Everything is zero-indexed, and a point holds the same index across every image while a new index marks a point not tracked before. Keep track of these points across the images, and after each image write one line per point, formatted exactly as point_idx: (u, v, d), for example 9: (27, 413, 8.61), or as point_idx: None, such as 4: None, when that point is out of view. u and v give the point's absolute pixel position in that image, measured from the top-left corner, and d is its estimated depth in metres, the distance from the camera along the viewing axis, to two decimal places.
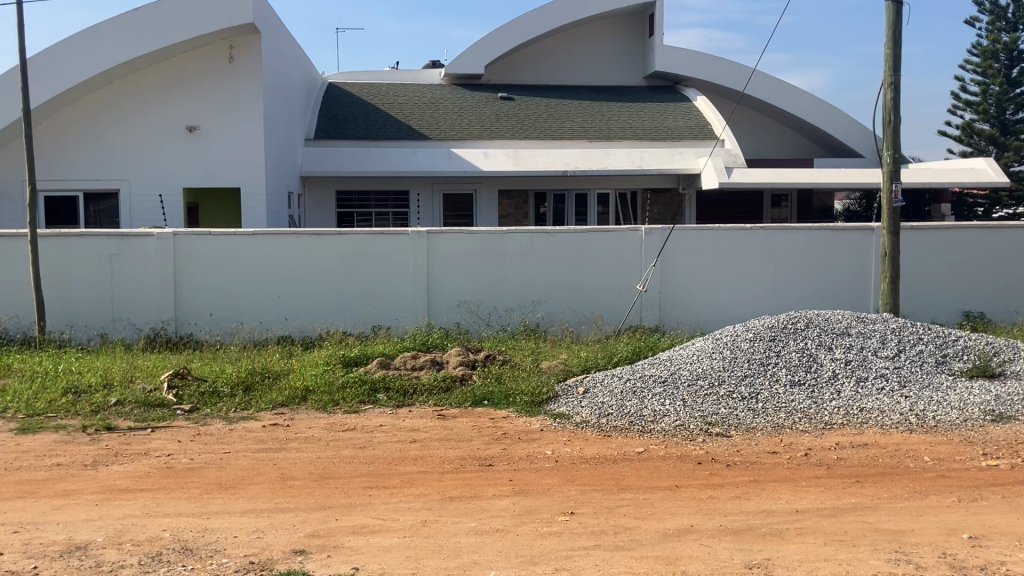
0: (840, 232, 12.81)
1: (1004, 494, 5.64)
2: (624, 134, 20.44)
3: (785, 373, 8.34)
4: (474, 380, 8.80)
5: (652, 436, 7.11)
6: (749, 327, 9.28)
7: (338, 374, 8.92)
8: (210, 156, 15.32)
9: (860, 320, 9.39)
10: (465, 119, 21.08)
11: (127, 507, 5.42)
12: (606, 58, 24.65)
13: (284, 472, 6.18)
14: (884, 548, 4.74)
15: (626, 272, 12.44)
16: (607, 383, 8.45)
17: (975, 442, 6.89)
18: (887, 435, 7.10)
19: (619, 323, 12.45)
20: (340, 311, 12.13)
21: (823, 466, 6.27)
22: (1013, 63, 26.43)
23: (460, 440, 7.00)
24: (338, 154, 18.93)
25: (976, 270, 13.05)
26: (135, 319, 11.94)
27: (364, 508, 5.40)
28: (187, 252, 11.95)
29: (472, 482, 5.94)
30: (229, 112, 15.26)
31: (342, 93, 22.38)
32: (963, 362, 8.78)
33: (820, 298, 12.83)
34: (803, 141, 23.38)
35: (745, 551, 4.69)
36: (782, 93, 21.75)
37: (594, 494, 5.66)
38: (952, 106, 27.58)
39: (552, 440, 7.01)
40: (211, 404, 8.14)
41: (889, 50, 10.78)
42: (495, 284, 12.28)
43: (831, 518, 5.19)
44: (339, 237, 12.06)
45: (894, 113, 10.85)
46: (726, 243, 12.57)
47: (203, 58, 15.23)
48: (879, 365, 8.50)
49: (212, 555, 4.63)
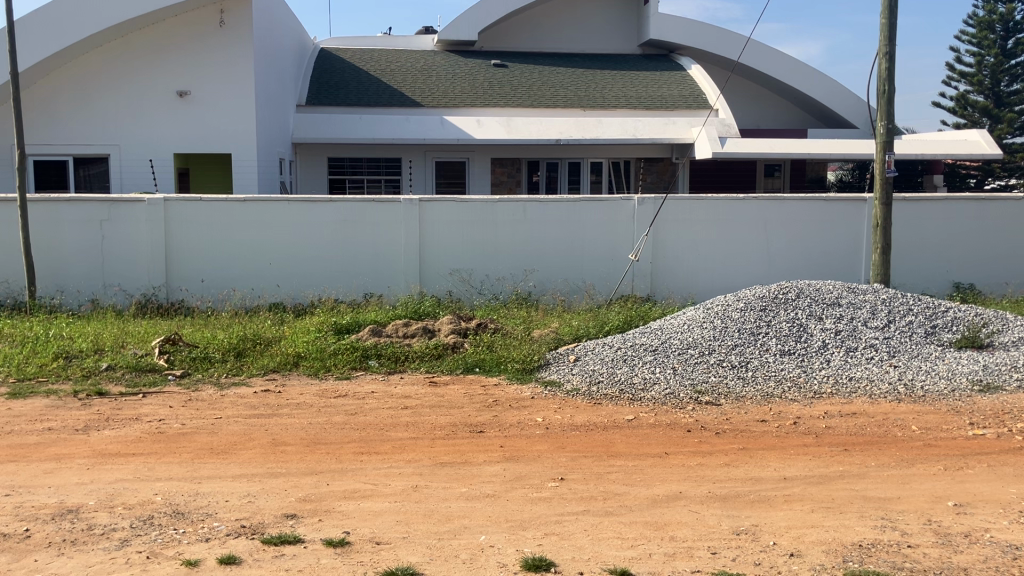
0: (832, 201, 12.81)
1: (990, 463, 5.69)
2: (619, 103, 20.34)
3: (776, 343, 8.37)
4: (466, 348, 8.82)
5: (642, 404, 7.15)
6: (740, 295, 9.31)
7: (329, 342, 8.90)
8: (202, 122, 15.20)
9: (850, 291, 9.41)
10: (459, 86, 20.93)
11: (118, 471, 5.43)
12: (600, 26, 24.50)
13: (276, 438, 6.19)
14: (871, 515, 4.79)
15: (618, 241, 12.42)
16: (598, 351, 8.48)
17: (963, 411, 6.96)
18: (876, 404, 7.16)
19: (611, 292, 12.48)
20: (333, 278, 12.12)
21: (811, 434, 6.32)
22: (1008, 34, 26.36)
23: (451, 407, 7.04)
24: (329, 120, 18.81)
25: (967, 240, 13.08)
26: (126, 286, 11.89)
27: (356, 473, 5.43)
28: (178, 219, 11.89)
29: (463, 448, 5.97)
30: (219, 78, 15.11)
31: (334, 59, 22.13)
32: (952, 332, 8.83)
33: (812, 268, 12.87)
34: (795, 110, 23.30)
35: (732, 517, 4.74)
36: (777, 64, 21.65)
37: (584, 460, 5.70)
38: (947, 78, 27.59)
39: (543, 407, 7.04)
40: (204, 369, 8.17)
41: (883, 20, 10.71)
42: (488, 254, 12.27)
43: (819, 485, 5.24)
44: (332, 205, 12.02)
45: (889, 83, 10.78)
46: (718, 210, 12.56)
47: (192, 22, 15.02)
48: (869, 335, 8.55)
49: (203, 518, 4.66)
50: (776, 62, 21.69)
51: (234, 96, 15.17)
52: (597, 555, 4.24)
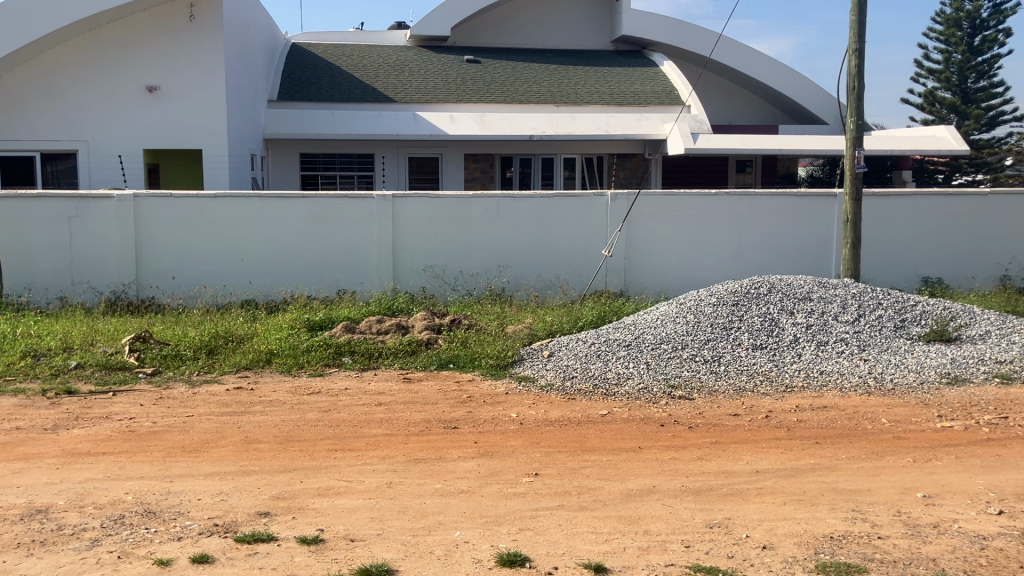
0: (804, 197, 12.90)
1: (958, 455, 5.77)
2: (591, 99, 20.39)
3: (747, 337, 8.43)
4: (440, 344, 8.80)
5: (615, 399, 7.18)
6: (712, 291, 9.36)
7: (302, 338, 8.86)
8: (172, 118, 15.04)
9: (821, 285, 9.51)
10: (432, 81, 20.86)
11: (89, 470, 5.38)
12: (573, 22, 24.52)
13: (249, 435, 6.15)
14: (842, 507, 4.84)
15: (592, 237, 12.45)
16: (572, 347, 8.49)
17: (931, 403, 7.05)
18: (846, 397, 7.23)
19: (584, 287, 12.51)
20: (306, 275, 12.06)
21: (784, 428, 6.38)
22: (975, 31, 26.75)
23: (425, 403, 7.03)
24: (301, 115, 18.69)
25: (936, 236, 13.25)
26: (96, 283, 11.76)
27: (330, 470, 5.41)
28: (148, 215, 11.77)
29: (437, 444, 5.96)
30: (189, 73, 14.97)
31: (306, 54, 22.00)
32: (921, 326, 8.94)
33: (784, 262, 12.97)
34: (767, 106, 23.48)
35: (706, 511, 4.77)
36: (748, 61, 21.78)
37: (558, 455, 5.71)
38: (916, 75, 27.94)
39: (517, 403, 7.05)
40: (175, 367, 8.10)
41: (854, 17, 10.80)
42: (462, 249, 12.25)
43: (790, 478, 5.29)
44: (304, 201, 11.95)
45: (859, 80, 10.88)
46: (690, 206, 12.63)
47: (163, 16, 14.89)
48: (839, 329, 8.64)
49: (176, 517, 4.62)
50: (747, 58, 21.82)
51: (204, 91, 15.02)
52: (571, 550, 4.26)
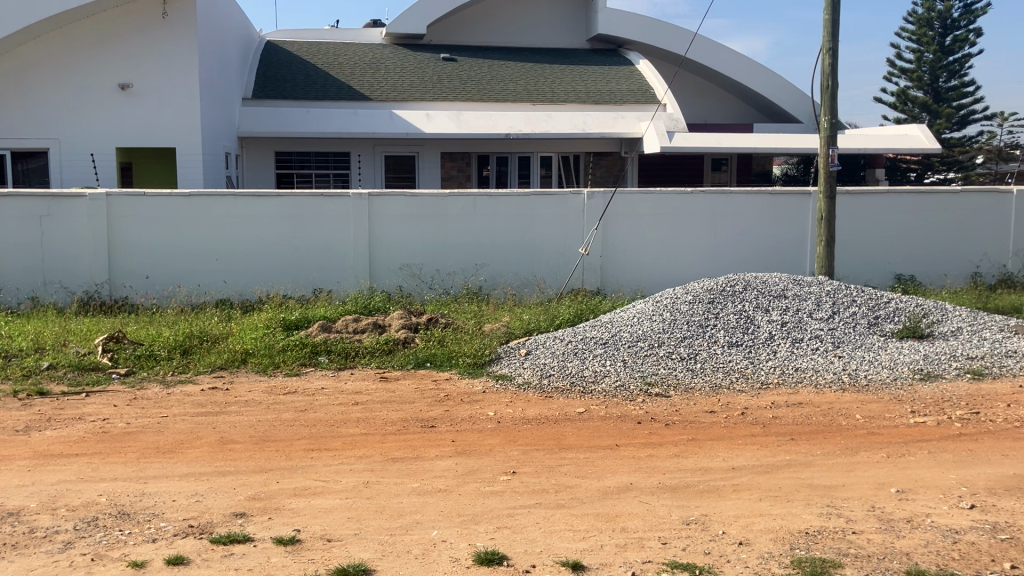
0: (778, 195, 12.99)
1: (930, 450, 5.84)
2: (567, 98, 20.41)
3: (723, 335, 8.48)
4: (417, 343, 8.78)
5: (593, 397, 7.19)
6: (688, 289, 9.40)
7: (278, 338, 8.80)
8: (145, 116, 14.89)
9: (796, 282, 9.58)
10: (407, 79, 20.80)
11: (61, 473, 5.31)
12: (549, 21, 24.53)
13: (224, 436, 6.11)
14: (817, 502, 4.88)
15: (568, 236, 12.47)
16: (549, 345, 8.50)
17: (904, 399, 7.12)
18: (821, 394, 7.29)
19: (561, 286, 12.53)
20: (281, 274, 11.99)
21: (759, 424, 6.42)
22: (946, 31, 27.05)
23: (402, 402, 7.00)
24: (275, 113, 18.57)
25: (908, 233, 13.39)
26: (68, 283, 11.63)
27: (306, 470, 5.38)
28: (122, 214, 11.65)
29: (414, 444, 5.95)
30: (163, 70, 14.83)
31: (280, 52, 21.86)
32: (894, 323, 9.03)
33: (758, 260, 13.06)
34: (741, 105, 23.62)
35: (682, 507, 4.79)
36: (723, 60, 21.89)
37: (536, 453, 5.72)
38: (889, 74, 28.20)
39: (494, 401, 7.04)
40: (149, 367, 8.02)
41: (827, 16, 10.89)
42: (439, 248, 12.23)
43: (766, 474, 5.33)
44: (280, 199, 11.88)
45: (832, 79, 10.97)
46: (666, 205, 12.68)
47: (136, 14, 14.76)
48: (814, 326, 8.71)
49: (150, 519, 4.58)
50: (722, 57, 21.93)
51: (177, 88, 14.88)
52: (549, 547, 4.26)
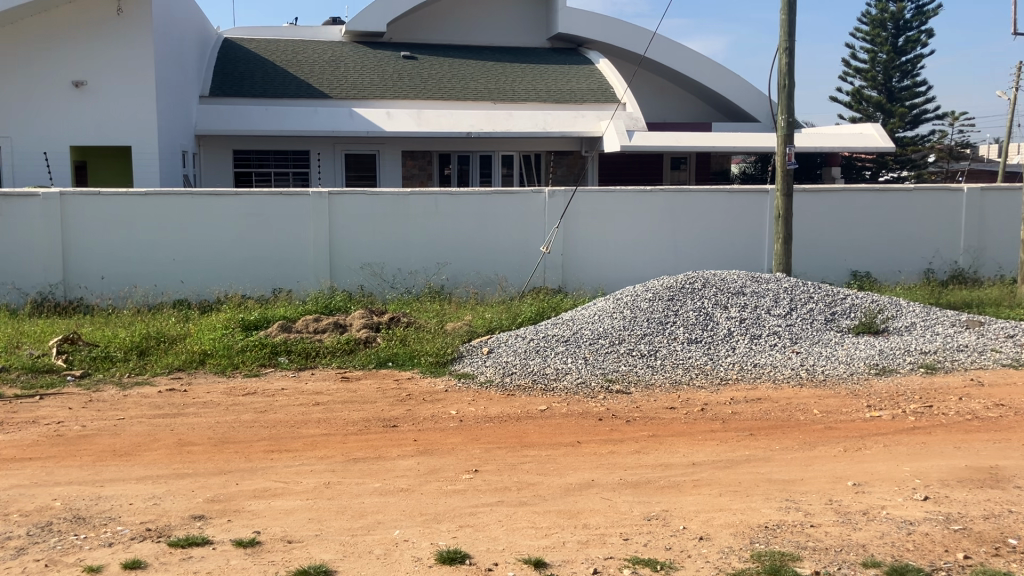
0: (737, 193, 13.12)
1: (886, 443, 5.94)
2: (528, 97, 20.45)
3: (683, 331, 8.55)
4: (378, 343, 8.74)
5: (554, 394, 7.21)
6: (648, 286, 9.46)
7: (237, 338, 8.70)
8: (99, 114, 14.65)
9: (754, 279, 9.68)
10: (367, 77, 20.69)
11: (14, 477, 5.21)
12: (510, 20, 24.54)
13: (182, 437, 6.03)
14: (775, 497, 4.94)
15: (530, 234, 12.49)
16: (511, 343, 8.51)
17: (861, 394, 7.23)
18: (779, 389, 7.38)
19: (523, 284, 12.54)
20: (241, 274, 11.87)
21: (718, 420, 6.49)
22: (899, 31, 27.55)
23: (364, 402, 6.97)
24: (232, 111, 18.36)
25: (864, 230, 13.60)
26: (21, 284, 11.40)
27: (266, 472, 5.34)
28: (76, 213, 11.47)
29: (376, 443, 5.92)
30: (117, 68, 14.59)
31: (238, 49, 21.62)
32: (850, 319, 9.17)
33: (718, 258, 13.19)
34: (700, 104, 23.82)
35: (643, 503, 4.83)
36: (683, 59, 22.06)
37: (498, 451, 5.72)
38: (844, 74, 28.62)
39: (457, 400, 7.04)
40: (105, 369, 7.89)
41: (784, 16, 11.02)
42: (400, 247, 12.17)
43: (725, 469, 5.38)
44: (238, 198, 11.76)
45: (789, 78, 11.11)
46: (626, 203, 12.75)
47: (89, 10, 14.51)
48: (772, 322, 8.82)
49: (106, 523, 4.51)
50: (681, 57, 22.11)
51: (132, 86, 14.65)
52: (511, 545, 4.27)
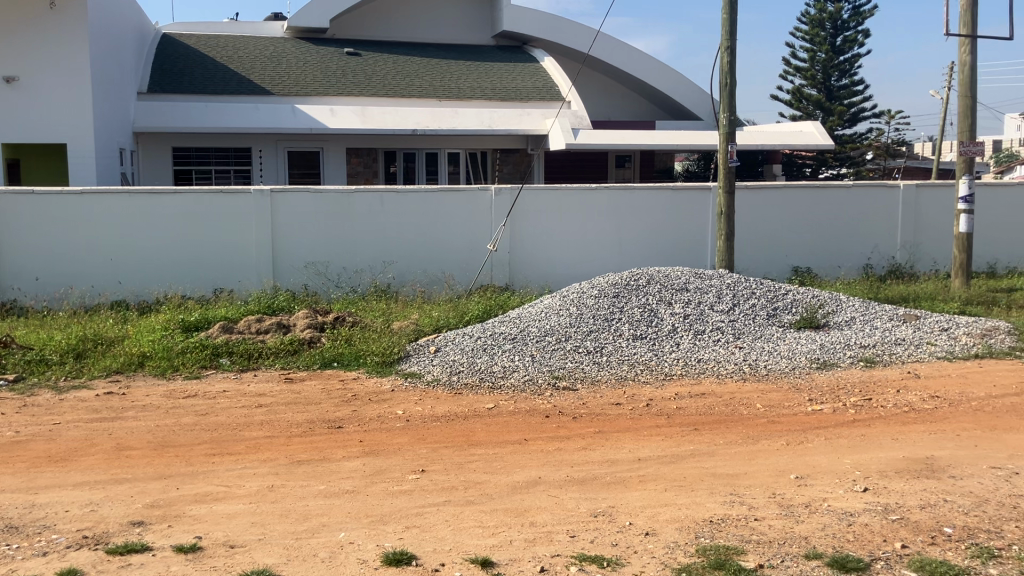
0: (680, 190, 13.26)
1: (827, 436, 6.04)
2: (474, 94, 20.41)
3: (628, 328, 8.61)
4: (323, 343, 8.64)
5: (501, 392, 7.20)
6: (594, 283, 9.50)
7: (177, 340, 8.53)
8: (32, 111, 14.26)
9: (698, 276, 9.79)
10: (310, 74, 20.44)
11: None
12: (454, 17, 24.45)
13: (120, 442, 5.88)
14: (720, 491, 4.99)
15: (476, 232, 12.46)
16: (458, 341, 8.48)
17: (802, 388, 7.35)
18: (723, 384, 7.47)
19: (470, 282, 12.50)
20: (181, 274, 11.64)
21: (664, 415, 6.54)
22: (837, 31, 28.08)
23: (308, 403, 6.88)
24: (171, 108, 18.00)
25: (804, 226, 13.83)
26: None
27: (207, 475, 5.23)
28: (9, 213, 11.16)
29: (321, 445, 5.85)
30: (51, 63, 14.20)
31: (177, 45, 21.21)
32: (792, 314, 9.32)
33: (662, 254, 13.30)
34: (645, 102, 24.00)
35: (590, 500, 4.84)
36: (627, 57, 22.22)
37: (445, 451, 5.69)
38: (784, 72, 29.09)
39: (403, 400, 6.99)
40: (40, 373, 7.68)
41: (725, 15, 11.15)
42: (344, 245, 12.05)
43: (671, 465, 5.42)
44: (178, 197, 11.53)
45: (730, 76, 11.24)
46: (571, 200, 12.79)
47: (22, 4, 14.10)
48: (715, 318, 8.92)
49: (40, 531, 4.38)
50: (625, 55, 22.26)
51: (67, 83, 14.27)
52: (458, 545, 4.24)
